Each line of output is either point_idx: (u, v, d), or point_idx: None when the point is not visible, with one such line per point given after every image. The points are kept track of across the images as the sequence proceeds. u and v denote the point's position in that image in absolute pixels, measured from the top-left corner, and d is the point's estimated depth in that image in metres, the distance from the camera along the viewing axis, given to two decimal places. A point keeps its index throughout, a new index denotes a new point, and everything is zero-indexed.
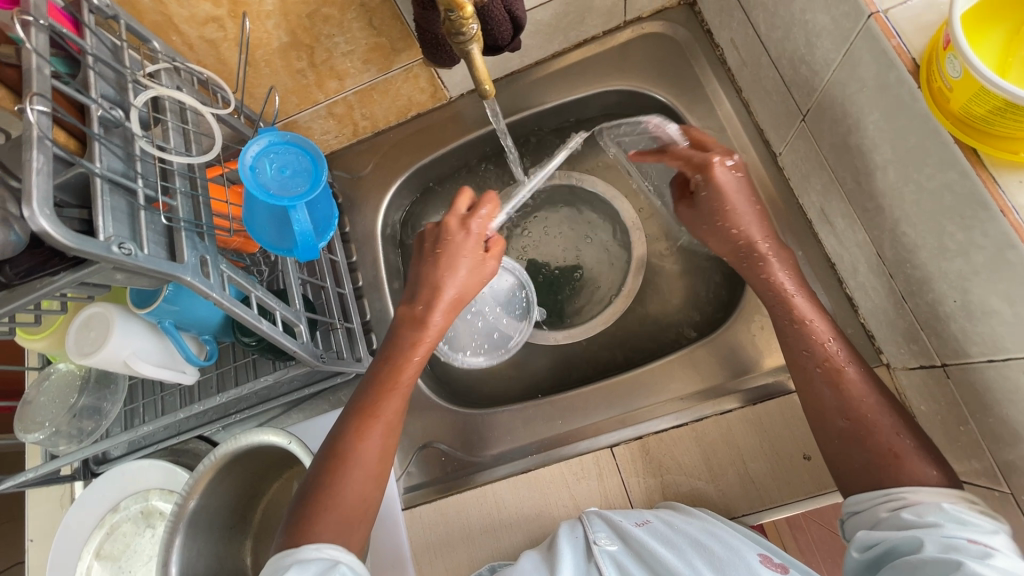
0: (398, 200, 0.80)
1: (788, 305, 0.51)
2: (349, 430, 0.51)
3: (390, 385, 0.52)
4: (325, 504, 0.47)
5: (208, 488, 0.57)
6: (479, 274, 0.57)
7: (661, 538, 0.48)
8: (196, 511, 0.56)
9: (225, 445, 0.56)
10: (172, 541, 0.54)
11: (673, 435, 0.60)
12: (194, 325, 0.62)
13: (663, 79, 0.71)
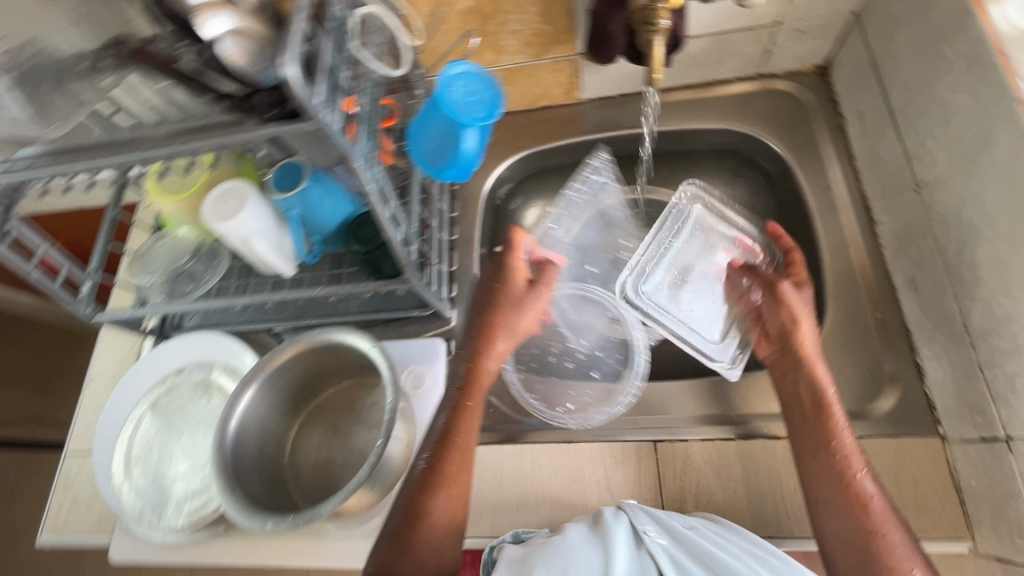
0: (505, 176, 0.85)
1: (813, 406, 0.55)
2: (417, 487, 0.54)
3: (454, 432, 0.57)
4: (407, 550, 0.51)
5: (285, 364, 0.62)
6: (530, 314, 0.64)
7: (714, 543, 0.51)
8: (265, 379, 0.61)
9: (315, 335, 0.61)
10: (243, 391, 0.60)
11: (716, 447, 0.63)
12: (311, 224, 0.68)
13: (781, 132, 0.76)
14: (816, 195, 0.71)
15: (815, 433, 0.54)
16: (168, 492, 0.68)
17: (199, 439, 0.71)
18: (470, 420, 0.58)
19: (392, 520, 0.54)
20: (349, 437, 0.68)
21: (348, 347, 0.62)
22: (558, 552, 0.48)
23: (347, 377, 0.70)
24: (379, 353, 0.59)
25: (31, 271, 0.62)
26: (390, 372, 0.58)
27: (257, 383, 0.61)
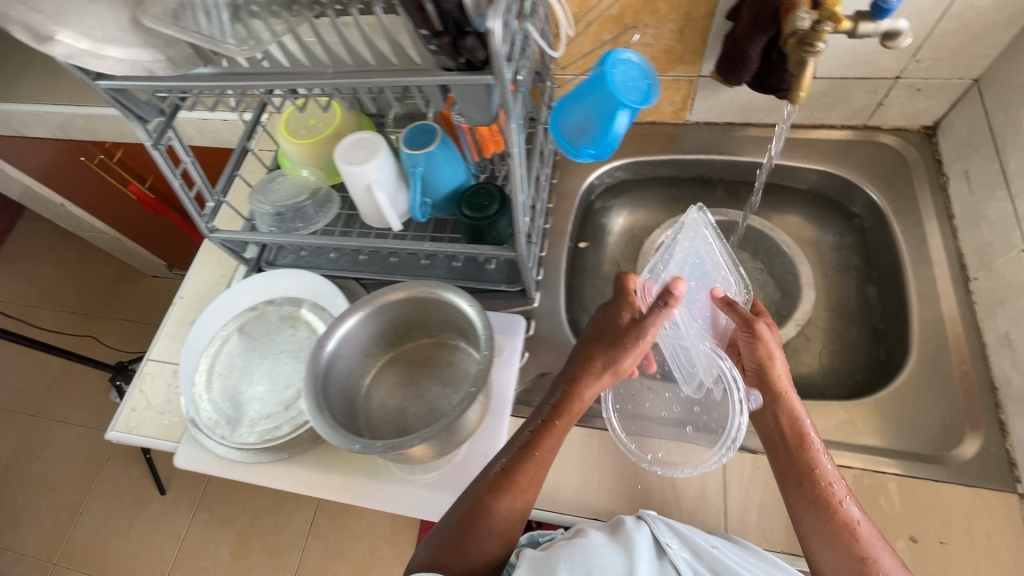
0: (600, 179, 0.88)
1: (793, 436, 0.58)
2: (487, 487, 0.56)
3: (533, 446, 0.58)
4: (466, 539, 0.54)
5: (387, 305, 0.65)
6: (634, 352, 0.61)
7: (735, 562, 0.53)
8: (366, 315, 0.65)
9: (423, 285, 0.64)
10: (346, 318, 0.64)
11: None
12: (428, 184, 0.72)
13: (881, 183, 0.78)
14: (911, 246, 0.73)
15: (798, 464, 0.56)
16: (244, 410, 0.71)
17: (280, 366, 0.74)
18: (551, 439, 0.59)
19: (455, 510, 0.57)
20: (424, 392, 0.70)
21: (450, 304, 0.64)
22: (581, 555, 0.50)
23: (432, 336, 0.73)
24: (484, 316, 0.62)
25: (173, 179, 0.67)
26: (489, 333, 0.61)
27: (359, 316, 0.64)
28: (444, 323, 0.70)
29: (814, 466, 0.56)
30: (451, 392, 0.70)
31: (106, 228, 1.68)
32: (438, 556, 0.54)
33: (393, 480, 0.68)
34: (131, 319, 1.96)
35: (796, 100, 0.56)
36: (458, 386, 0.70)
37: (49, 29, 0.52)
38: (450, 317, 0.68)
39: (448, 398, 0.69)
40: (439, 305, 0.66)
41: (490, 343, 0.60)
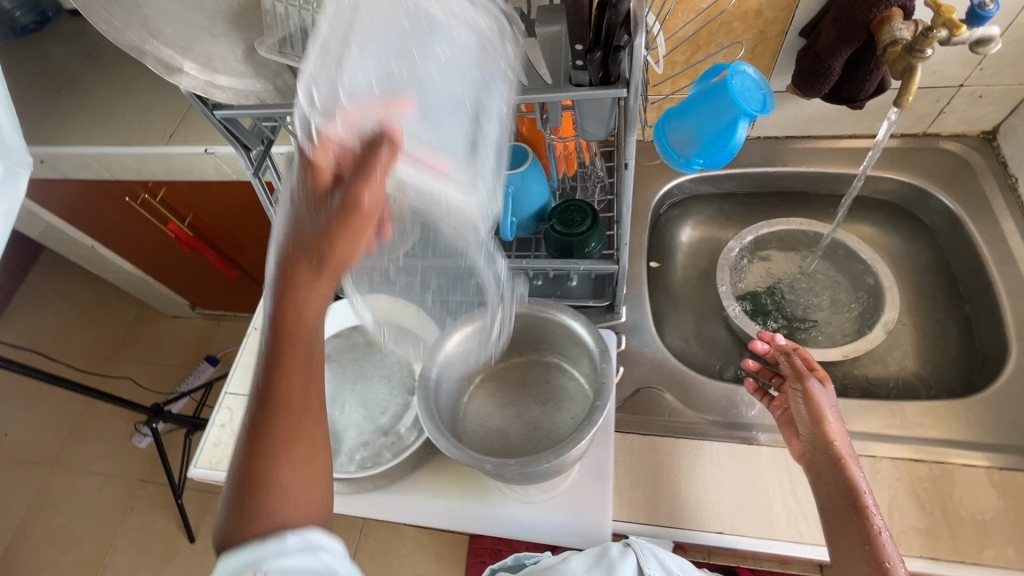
0: (667, 195, 0.89)
1: (848, 498, 0.55)
2: (257, 426, 0.44)
3: (287, 329, 0.45)
4: (265, 484, 0.43)
5: (491, 322, 0.66)
6: (376, 185, 0.43)
7: None
8: (471, 332, 0.66)
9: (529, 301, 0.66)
10: (449, 333, 0.65)
11: (907, 466, 0.63)
12: (517, 203, 0.73)
13: (951, 187, 0.80)
14: (990, 245, 0.75)
15: (853, 529, 0.53)
16: (340, 439, 0.69)
17: (374, 392, 0.72)
18: (304, 331, 0.45)
19: (243, 437, 0.45)
20: (524, 410, 0.69)
21: (557, 321, 0.65)
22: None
23: (529, 355, 0.72)
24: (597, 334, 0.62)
25: (269, 207, 0.67)
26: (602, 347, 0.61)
27: (465, 333, 0.65)
28: (544, 340, 0.69)
29: (871, 532, 0.53)
30: (553, 411, 0.68)
31: (133, 268, 1.65)
32: (245, 510, 0.43)
33: (500, 506, 0.65)
34: (152, 360, 1.90)
35: (900, 105, 0.59)
36: (559, 406, 0.68)
37: (177, 61, 0.54)
38: (553, 334, 0.68)
39: (548, 416, 0.68)
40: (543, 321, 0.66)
41: (605, 359, 0.60)
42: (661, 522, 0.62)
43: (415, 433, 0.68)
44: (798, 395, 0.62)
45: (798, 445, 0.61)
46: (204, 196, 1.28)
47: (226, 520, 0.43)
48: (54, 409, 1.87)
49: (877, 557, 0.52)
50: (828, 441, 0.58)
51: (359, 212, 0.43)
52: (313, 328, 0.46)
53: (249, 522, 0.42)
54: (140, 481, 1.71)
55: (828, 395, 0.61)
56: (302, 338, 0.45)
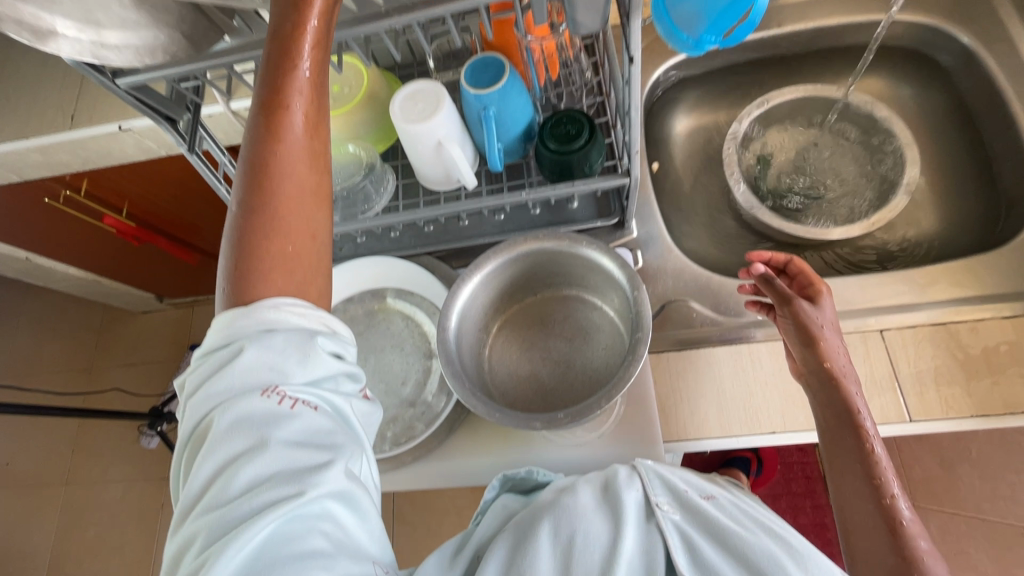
0: (657, 85, 0.80)
1: (856, 420, 0.54)
2: (260, 146, 0.38)
3: (293, 46, 0.39)
4: (269, 233, 0.38)
5: (497, 267, 0.60)
6: None
7: (730, 515, 0.50)
8: (478, 284, 0.60)
9: (526, 237, 0.59)
10: (466, 283, 0.58)
11: (948, 327, 0.62)
12: (505, 125, 0.63)
13: (967, 20, 0.72)
14: (1011, 79, 0.69)
15: (852, 446, 0.54)
16: None
17: (388, 363, 0.67)
18: (308, 56, 0.39)
19: (248, 173, 0.38)
20: (551, 350, 0.65)
21: (573, 253, 0.59)
22: (567, 515, 0.51)
23: (542, 289, 0.67)
24: (614, 255, 0.57)
25: (217, 184, 0.60)
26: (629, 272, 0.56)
27: (474, 287, 0.59)
28: (551, 271, 0.64)
29: (867, 447, 0.54)
30: (586, 345, 0.64)
31: (80, 272, 1.50)
32: (245, 262, 0.38)
33: (544, 450, 0.63)
34: (135, 361, 1.80)
35: None
36: (591, 338, 0.64)
37: (45, 21, 0.42)
38: (549, 261, 0.62)
39: (580, 350, 0.64)
40: (544, 256, 0.61)
41: (633, 283, 0.55)
42: (712, 436, 0.62)
43: (443, 397, 0.64)
44: (789, 322, 0.59)
45: (795, 366, 0.60)
46: (132, 179, 1.12)
47: (228, 289, 0.38)
48: (46, 433, 1.77)
49: (873, 472, 0.53)
50: (821, 361, 0.56)
51: None
52: (320, 64, 0.40)
53: (248, 289, 0.37)
54: (161, 480, 1.66)
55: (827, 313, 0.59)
56: (302, 67, 0.39)
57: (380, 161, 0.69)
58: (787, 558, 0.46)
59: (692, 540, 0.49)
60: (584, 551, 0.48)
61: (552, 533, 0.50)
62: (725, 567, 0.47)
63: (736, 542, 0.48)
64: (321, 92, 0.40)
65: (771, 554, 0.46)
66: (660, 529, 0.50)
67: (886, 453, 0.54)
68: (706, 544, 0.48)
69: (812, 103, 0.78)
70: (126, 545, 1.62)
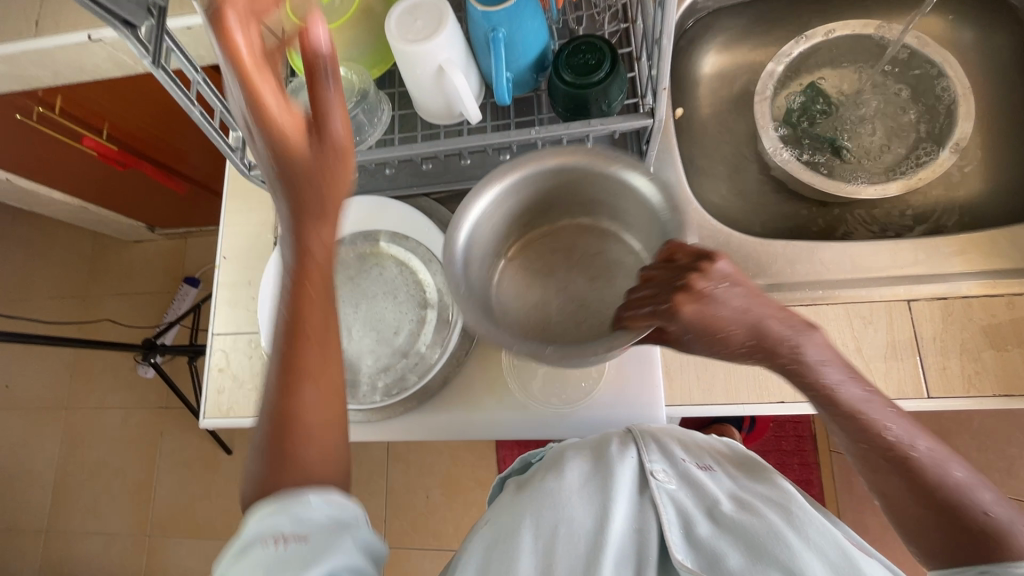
0: (688, 14, 0.71)
1: (829, 400, 0.44)
2: (279, 369, 0.40)
3: (304, 262, 0.40)
4: (294, 454, 0.39)
5: (519, 181, 0.54)
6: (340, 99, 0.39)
7: (725, 488, 0.52)
8: (495, 197, 0.54)
9: (583, 150, 0.53)
10: (483, 195, 0.53)
11: (982, 302, 0.58)
12: (516, 51, 0.56)
13: None
14: None
15: (848, 428, 0.44)
16: (357, 368, 0.62)
17: (380, 311, 0.64)
18: (317, 262, 0.40)
19: (277, 388, 0.40)
20: (567, 283, 0.61)
21: (605, 174, 0.54)
22: (549, 504, 0.50)
23: (566, 213, 0.62)
24: (665, 188, 0.52)
25: (190, 107, 0.52)
26: (675, 213, 0.52)
27: (490, 202, 0.54)
28: (586, 195, 0.58)
29: (852, 410, 0.43)
30: (599, 285, 0.60)
31: (66, 198, 1.43)
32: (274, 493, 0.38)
33: (541, 408, 0.61)
34: (129, 291, 1.77)
35: None
36: (607, 279, 0.60)
37: None
38: (592, 185, 0.56)
39: (594, 291, 0.60)
40: (588, 177, 0.55)
41: (677, 221, 0.51)
42: (718, 403, 0.59)
43: (437, 349, 0.61)
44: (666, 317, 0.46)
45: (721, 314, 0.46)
46: (110, 98, 1.04)
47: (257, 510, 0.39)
48: (42, 359, 1.77)
49: (878, 438, 0.43)
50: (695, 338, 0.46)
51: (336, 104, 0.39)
52: (326, 271, 0.41)
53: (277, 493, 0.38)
54: (160, 409, 1.67)
55: (733, 287, 0.43)
56: (318, 255, 0.40)
57: (374, 88, 0.62)
58: (786, 527, 0.46)
59: (688, 515, 0.49)
60: (569, 539, 0.47)
61: (534, 525, 0.48)
62: (722, 543, 0.47)
63: (729, 516, 0.49)
64: (330, 298, 0.41)
65: (772, 526, 0.46)
66: (655, 503, 0.50)
67: (877, 400, 0.44)
68: (702, 519, 0.49)
69: (858, 43, 0.70)
70: (128, 470, 1.66)
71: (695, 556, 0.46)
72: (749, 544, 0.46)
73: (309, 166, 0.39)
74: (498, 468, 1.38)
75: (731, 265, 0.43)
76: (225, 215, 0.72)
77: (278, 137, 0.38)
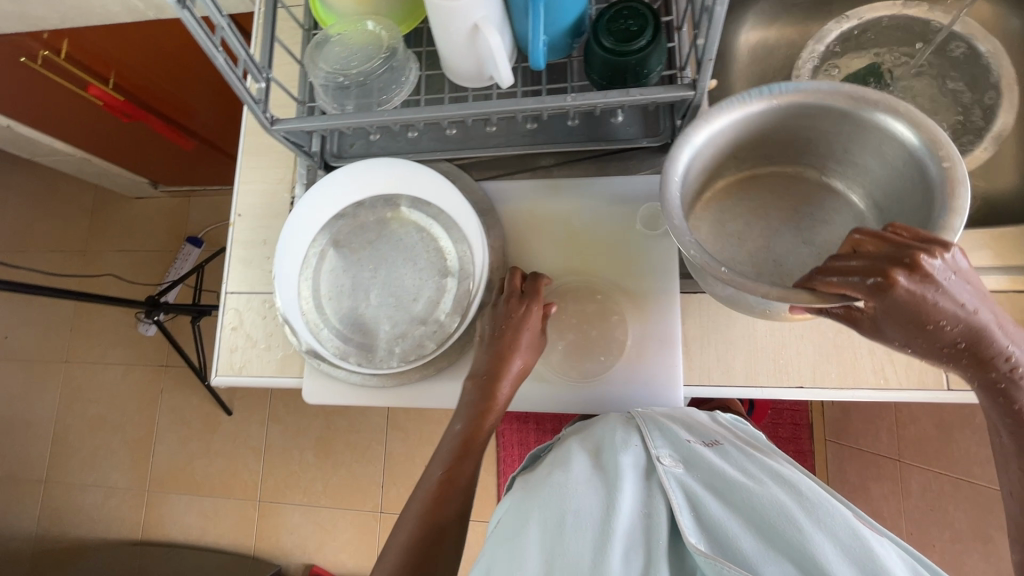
0: None
1: (997, 384, 0.43)
2: (457, 427, 0.56)
3: (495, 383, 0.56)
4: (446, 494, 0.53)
5: (767, 107, 0.49)
6: (538, 320, 0.58)
7: (734, 467, 0.52)
8: (735, 118, 0.49)
9: (869, 91, 0.46)
10: (723, 113, 0.48)
11: (1008, 297, 0.57)
12: (553, 12, 0.54)
13: None
14: None
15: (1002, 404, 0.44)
16: (374, 333, 0.62)
17: (399, 276, 0.63)
18: (506, 387, 0.56)
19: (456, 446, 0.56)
20: (775, 236, 0.60)
21: (881, 125, 0.47)
22: (556, 495, 0.48)
23: (830, 174, 0.59)
24: (952, 161, 0.43)
25: (215, 54, 0.50)
26: (949, 201, 0.43)
27: (730, 119, 0.49)
28: (849, 160, 0.55)
29: (1007, 394, 0.43)
30: (806, 247, 0.59)
31: (69, 148, 1.40)
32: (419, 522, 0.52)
33: (558, 381, 0.61)
34: (131, 248, 1.75)
35: None
36: (822, 243, 0.58)
37: None
38: (835, 134, 0.52)
39: (804, 254, 0.58)
40: (856, 116, 0.48)
41: (953, 193, 0.43)
42: (734, 385, 0.59)
43: (456, 317, 0.60)
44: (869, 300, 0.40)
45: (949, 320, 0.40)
46: (120, 46, 1.00)
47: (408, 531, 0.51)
48: (42, 311, 1.76)
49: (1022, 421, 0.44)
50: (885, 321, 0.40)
51: (528, 338, 0.57)
52: (507, 393, 0.57)
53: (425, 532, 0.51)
54: (161, 367, 1.67)
55: (958, 282, 0.38)
56: (504, 391, 0.56)
57: (402, 46, 0.59)
58: (796, 507, 0.46)
59: (695, 497, 0.49)
60: (574, 528, 0.45)
61: (540, 518, 0.47)
62: (734, 524, 0.46)
63: (741, 496, 0.48)
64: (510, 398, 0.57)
65: (781, 505, 0.46)
66: (663, 488, 0.50)
67: None
68: (710, 499, 0.48)
69: (905, 25, 0.69)
70: (128, 425, 1.67)
71: (707, 539, 0.45)
72: (759, 526, 0.46)
73: (509, 360, 0.56)
74: (496, 442, 1.39)
75: (964, 257, 0.38)
76: (242, 172, 0.71)
77: (504, 343, 0.56)
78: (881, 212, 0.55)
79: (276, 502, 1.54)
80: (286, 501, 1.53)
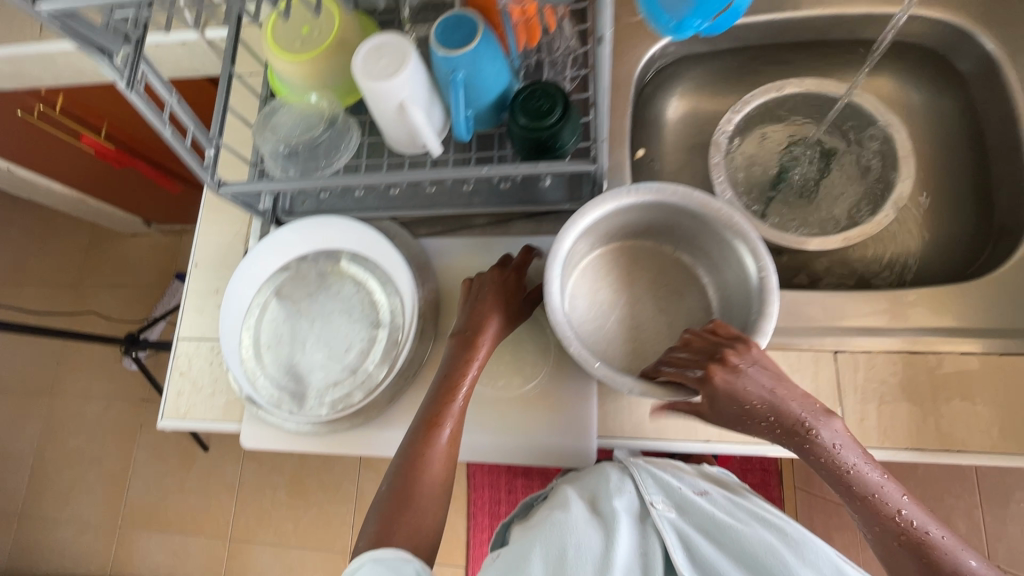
0: (655, 58, 0.74)
1: (834, 467, 0.47)
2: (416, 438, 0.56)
3: (454, 388, 0.58)
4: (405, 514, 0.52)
5: (636, 203, 0.56)
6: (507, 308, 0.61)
7: (721, 509, 0.55)
8: (613, 208, 0.56)
9: (716, 205, 0.53)
10: (604, 203, 0.55)
11: (905, 357, 0.60)
12: (475, 92, 0.59)
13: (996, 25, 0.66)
14: None
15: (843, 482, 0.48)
16: (308, 381, 0.65)
17: (335, 326, 0.66)
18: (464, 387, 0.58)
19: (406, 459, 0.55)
20: (638, 303, 0.64)
21: (728, 236, 0.54)
22: (557, 531, 0.52)
23: (685, 255, 0.64)
24: (767, 274, 0.51)
25: (162, 127, 0.55)
26: (760, 311, 0.51)
27: (607, 209, 0.55)
28: (701, 249, 0.61)
29: (847, 469, 0.47)
30: (660, 317, 0.63)
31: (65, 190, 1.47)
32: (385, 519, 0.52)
33: (477, 432, 0.63)
34: (121, 283, 1.81)
35: None
36: (674, 314, 0.63)
37: None
38: (694, 231, 0.59)
39: (657, 323, 0.63)
40: (712, 222, 0.55)
41: (764, 304, 0.51)
42: (645, 438, 0.61)
43: (384, 368, 0.64)
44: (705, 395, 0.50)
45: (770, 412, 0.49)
46: (110, 101, 1.08)
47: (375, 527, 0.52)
48: (31, 344, 1.79)
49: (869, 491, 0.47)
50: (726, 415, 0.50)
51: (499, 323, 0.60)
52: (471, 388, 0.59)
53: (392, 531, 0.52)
54: (141, 402, 1.69)
55: (761, 370, 0.49)
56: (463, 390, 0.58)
57: (343, 114, 0.67)
58: (783, 546, 0.50)
59: (689, 537, 0.53)
60: (579, 561, 0.49)
61: (545, 547, 0.50)
62: (725, 562, 0.50)
63: (733, 537, 0.52)
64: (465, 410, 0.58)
65: (770, 544, 0.50)
66: (657, 529, 0.54)
67: (864, 458, 0.48)
68: (703, 539, 0.52)
69: (812, 98, 0.74)
70: (105, 459, 1.68)
71: None
72: (751, 567, 0.50)
73: (477, 351, 0.59)
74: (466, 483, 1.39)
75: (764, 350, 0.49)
76: (199, 226, 0.76)
77: (473, 332, 0.59)
78: (724, 299, 0.61)
79: (246, 542, 1.53)
80: (255, 541, 1.52)
